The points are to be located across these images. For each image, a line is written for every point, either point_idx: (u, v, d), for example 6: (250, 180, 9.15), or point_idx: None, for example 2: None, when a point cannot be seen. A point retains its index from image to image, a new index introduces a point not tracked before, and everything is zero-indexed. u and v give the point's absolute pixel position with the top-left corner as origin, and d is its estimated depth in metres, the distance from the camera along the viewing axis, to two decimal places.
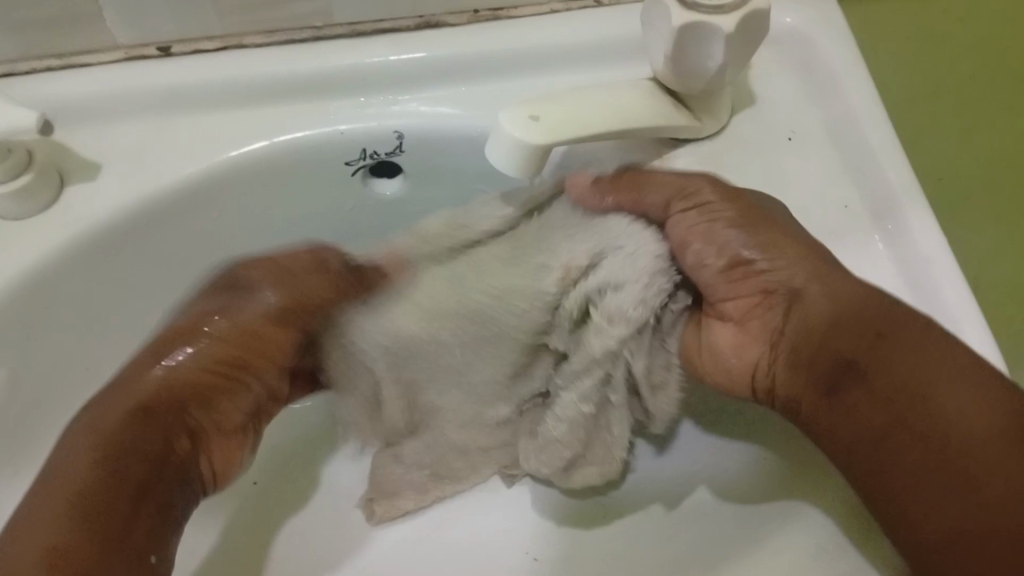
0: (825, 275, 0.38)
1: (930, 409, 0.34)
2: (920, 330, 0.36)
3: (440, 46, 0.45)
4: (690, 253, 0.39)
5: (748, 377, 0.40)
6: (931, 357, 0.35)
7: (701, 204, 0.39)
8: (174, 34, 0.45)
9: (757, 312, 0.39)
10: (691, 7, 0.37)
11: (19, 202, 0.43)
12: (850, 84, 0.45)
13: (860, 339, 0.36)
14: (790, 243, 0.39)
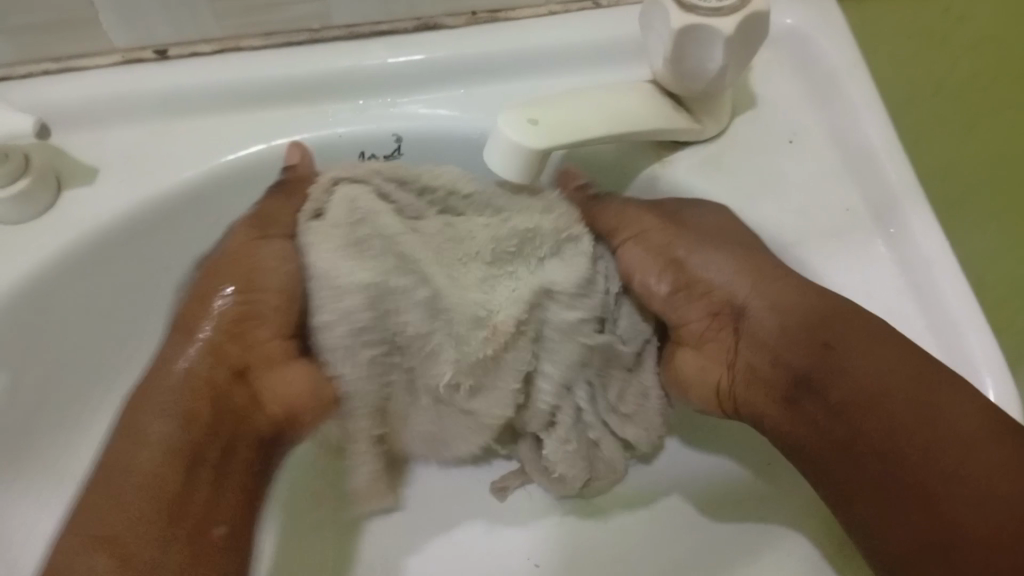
0: (773, 284, 0.40)
1: (888, 418, 0.35)
2: (872, 337, 0.37)
3: (438, 48, 0.45)
4: (634, 276, 0.43)
5: (715, 396, 0.42)
6: (898, 365, 0.36)
7: (643, 231, 0.43)
8: (171, 37, 0.44)
9: (714, 331, 0.42)
10: (690, 9, 0.37)
11: (15, 208, 0.43)
12: (851, 84, 0.44)
13: (806, 351, 0.38)
14: (739, 255, 0.41)
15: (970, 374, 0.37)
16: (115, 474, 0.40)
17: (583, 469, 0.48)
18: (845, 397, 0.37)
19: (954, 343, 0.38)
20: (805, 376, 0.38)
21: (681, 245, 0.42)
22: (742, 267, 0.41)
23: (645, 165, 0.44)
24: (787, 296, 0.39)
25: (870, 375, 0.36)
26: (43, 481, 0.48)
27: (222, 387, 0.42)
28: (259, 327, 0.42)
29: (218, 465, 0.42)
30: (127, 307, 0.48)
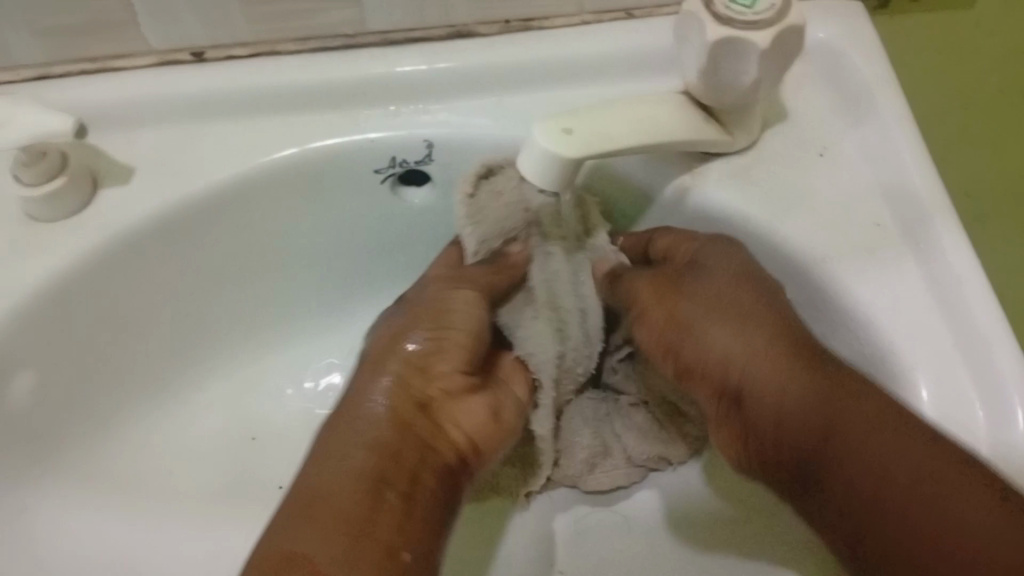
0: (765, 347, 0.39)
1: (874, 483, 0.34)
2: (856, 410, 0.35)
3: (471, 57, 0.46)
4: (653, 355, 0.43)
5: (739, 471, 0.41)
6: (871, 430, 0.34)
7: (647, 308, 0.42)
8: (207, 40, 0.45)
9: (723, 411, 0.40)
10: (726, 22, 0.37)
11: (51, 205, 0.43)
12: (883, 99, 0.44)
13: (799, 420, 0.37)
14: (735, 317, 0.40)
15: (997, 393, 0.37)
16: (317, 496, 0.38)
17: (589, 463, 0.51)
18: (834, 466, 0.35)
19: (984, 362, 0.38)
20: (798, 445, 0.37)
21: (680, 318, 0.41)
22: (730, 342, 0.40)
23: (674, 177, 0.44)
24: (778, 358, 0.38)
25: (853, 432, 0.35)
26: (71, 481, 0.46)
27: (408, 415, 0.41)
28: (441, 360, 0.43)
29: (407, 493, 0.39)
30: (157, 307, 0.48)
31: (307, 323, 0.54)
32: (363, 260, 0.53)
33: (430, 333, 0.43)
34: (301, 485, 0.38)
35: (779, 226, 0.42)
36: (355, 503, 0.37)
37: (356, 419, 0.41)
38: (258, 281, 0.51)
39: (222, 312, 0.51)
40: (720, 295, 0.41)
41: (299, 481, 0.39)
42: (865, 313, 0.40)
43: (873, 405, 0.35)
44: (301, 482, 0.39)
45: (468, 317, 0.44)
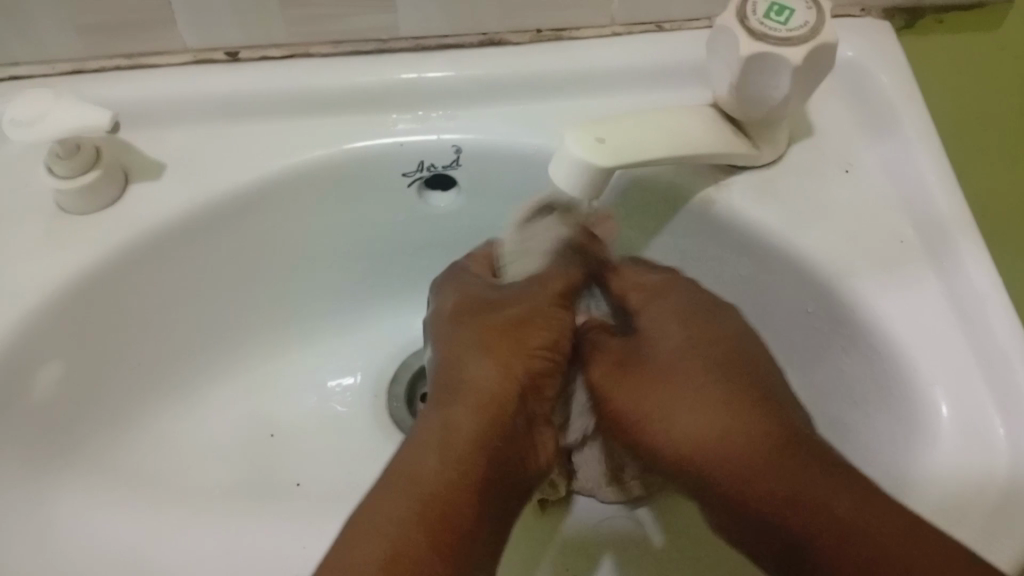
0: (718, 418, 0.39)
1: (810, 538, 0.34)
2: (780, 468, 0.36)
3: (502, 64, 0.46)
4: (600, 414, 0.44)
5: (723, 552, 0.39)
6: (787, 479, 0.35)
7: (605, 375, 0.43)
8: (242, 40, 0.46)
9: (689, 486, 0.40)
10: (759, 38, 0.37)
11: (83, 198, 0.44)
12: (908, 119, 0.45)
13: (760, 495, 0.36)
14: (688, 383, 0.40)
15: (1015, 408, 0.37)
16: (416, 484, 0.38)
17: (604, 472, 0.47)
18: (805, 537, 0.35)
19: (1004, 379, 0.38)
20: (761, 519, 0.36)
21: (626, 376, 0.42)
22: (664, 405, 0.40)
23: (700, 188, 0.45)
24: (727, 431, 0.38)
25: (810, 499, 0.35)
26: (91, 474, 0.46)
27: (519, 421, 0.41)
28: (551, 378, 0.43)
29: (501, 506, 0.40)
30: (181, 303, 0.48)
31: (327, 323, 0.54)
32: (385, 262, 0.53)
33: (538, 346, 0.43)
34: (400, 470, 0.38)
35: (805, 239, 0.43)
36: (465, 513, 0.37)
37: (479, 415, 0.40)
38: (281, 279, 0.51)
39: (244, 311, 0.51)
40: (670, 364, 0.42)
41: (406, 465, 0.38)
42: (885, 326, 0.40)
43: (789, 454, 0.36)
44: (401, 466, 0.38)
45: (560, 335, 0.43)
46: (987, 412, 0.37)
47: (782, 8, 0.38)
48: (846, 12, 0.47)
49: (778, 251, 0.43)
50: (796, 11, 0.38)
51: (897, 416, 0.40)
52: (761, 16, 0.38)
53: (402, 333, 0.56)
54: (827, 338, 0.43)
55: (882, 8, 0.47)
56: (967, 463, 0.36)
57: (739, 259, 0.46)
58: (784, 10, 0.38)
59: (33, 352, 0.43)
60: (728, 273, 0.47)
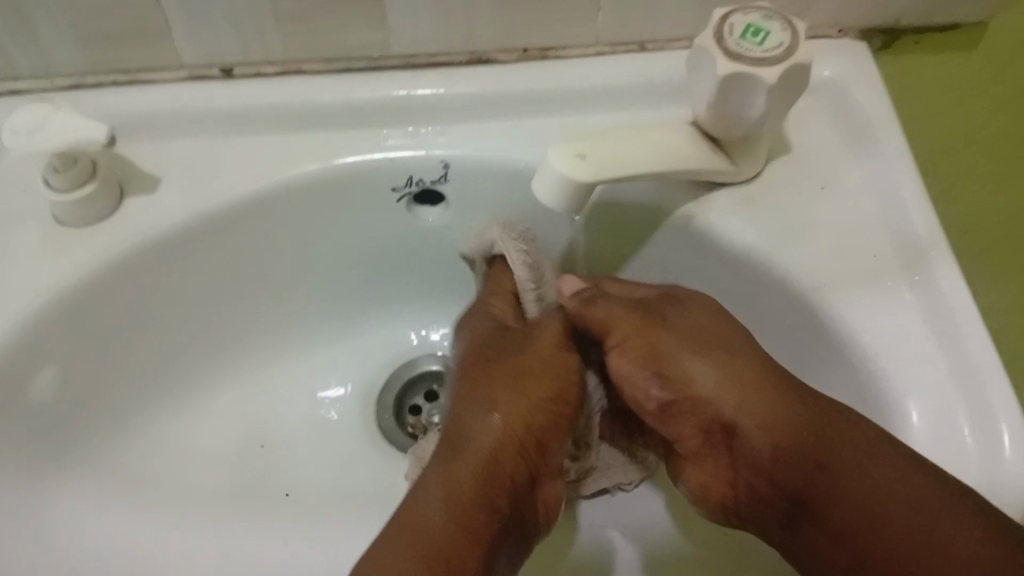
0: (754, 388, 0.39)
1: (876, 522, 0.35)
2: (853, 453, 0.36)
3: (490, 83, 0.48)
4: (626, 389, 0.43)
5: (721, 510, 0.42)
6: (866, 462, 0.36)
7: (627, 339, 0.43)
8: (237, 57, 0.47)
9: (710, 444, 0.41)
10: (735, 58, 0.39)
11: (80, 210, 0.45)
12: (884, 137, 0.46)
13: (802, 460, 0.37)
14: (730, 367, 0.40)
15: (985, 419, 0.38)
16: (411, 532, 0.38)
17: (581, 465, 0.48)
18: (836, 504, 0.36)
19: (975, 391, 0.39)
20: (791, 482, 0.38)
21: (664, 350, 0.42)
22: (718, 380, 0.40)
23: (681, 204, 0.46)
24: (764, 400, 0.39)
25: (849, 465, 0.36)
26: (85, 478, 0.47)
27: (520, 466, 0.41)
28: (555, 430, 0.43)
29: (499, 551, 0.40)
30: (175, 313, 0.49)
31: (318, 335, 0.55)
32: (376, 275, 0.54)
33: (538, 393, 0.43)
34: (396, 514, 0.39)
35: (784, 255, 0.44)
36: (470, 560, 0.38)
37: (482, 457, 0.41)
38: (273, 291, 0.52)
39: (237, 321, 0.52)
40: (699, 334, 0.41)
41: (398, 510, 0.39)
42: (862, 340, 0.41)
43: (853, 441, 0.36)
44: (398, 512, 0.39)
45: (564, 381, 0.44)
46: (962, 424, 0.38)
47: (759, 29, 0.39)
48: (825, 33, 0.49)
49: (757, 265, 0.44)
50: (772, 32, 0.39)
51: None
52: (738, 37, 0.39)
53: (392, 344, 0.57)
54: (807, 352, 0.44)
55: (860, 30, 0.49)
56: None
57: (721, 272, 0.46)
58: (760, 31, 0.39)
59: (29, 359, 0.44)
60: (710, 287, 0.48)
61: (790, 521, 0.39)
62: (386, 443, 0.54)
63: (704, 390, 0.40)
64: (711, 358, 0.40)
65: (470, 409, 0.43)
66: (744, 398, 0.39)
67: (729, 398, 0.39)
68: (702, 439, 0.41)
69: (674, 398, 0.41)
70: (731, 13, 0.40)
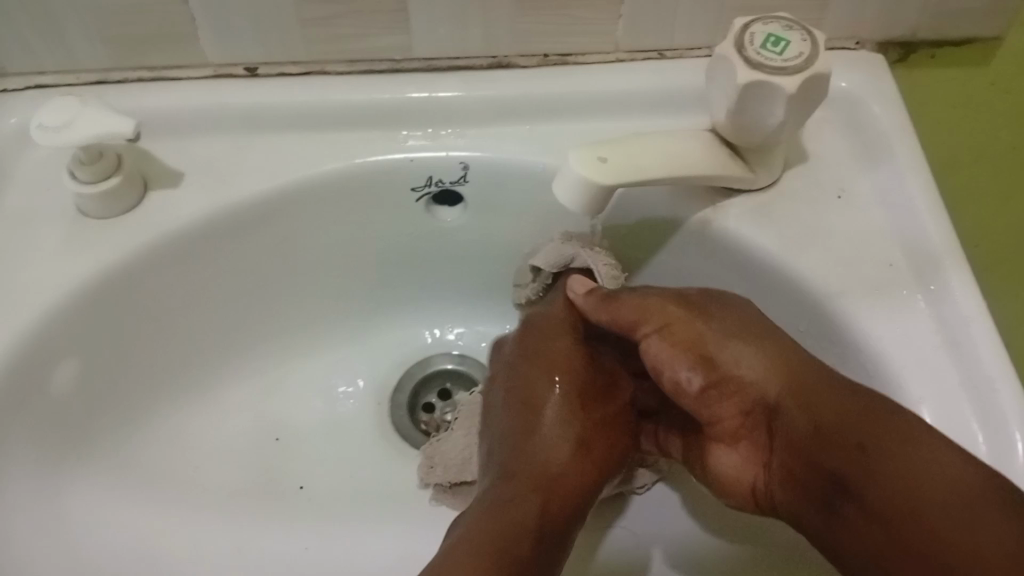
0: (798, 376, 0.39)
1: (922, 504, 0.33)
2: (898, 435, 0.35)
3: (510, 87, 0.48)
4: (663, 376, 0.41)
5: (751, 495, 0.42)
6: (908, 446, 0.35)
7: (668, 322, 0.41)
8: (261, 57, 0.48)
9: (749, 426, 0.41)
10: (755, 66, 0.39)
11: (104, 204, 0.46)
12: (899, 149, 0.47)
13: (847, 445, 0.36)
14: (765, 357, 0.40)
15: (997, 427, 0.39)
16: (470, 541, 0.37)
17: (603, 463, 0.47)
18: (874, 482, 0.35)
19: (987, 399, 0.39)
20: (831, 465, 0.37)
21: (708, 339, 0.40)
22: (765, 367, 0.39)
23: (698, 210, 0.46)
24: (801, 389, 0.39)
25: (891, 445, 0.35)
26: (101, 468, 0.47)
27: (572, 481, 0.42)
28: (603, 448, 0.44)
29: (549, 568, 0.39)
30: (194, 308, 0.50)
31: (333, 332, 0.56)
32: (392, 274, 0.55)
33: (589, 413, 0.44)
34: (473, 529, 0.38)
35: (800, 262, 0.44)
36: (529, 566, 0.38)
37: (547, 466, 0.42)
38: (290, 288, 0.53)
39: (255, 317, 0.53)
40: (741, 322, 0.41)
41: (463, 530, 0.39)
42: (874, 348, 0.42)
43: (893, 425, 0.36)
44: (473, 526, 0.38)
45: (611, 403, 0.45)
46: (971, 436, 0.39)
47: (779, 39, 0.40)
48: (842, 44, 0.49)
49: (773, 272, 0.45)
50: (792, 42, 0.39)
51: None
52: (758, 47, 0.39)
53: (406, 342, 0.58)
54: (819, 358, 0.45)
55: (877, 42, 0.49)
56: None
57: (736, 278, 0.47)
58: (780, 41, 0.40)
59: (51, 350, 0.45)
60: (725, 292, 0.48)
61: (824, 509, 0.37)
62: (399, 441, 0.55)
63: (746, 373, 0.39)
64: (751, 343, 0.40)
65: (523, 418, 0.44)
66: (796, 383, 0.39)
67: (770, 381, 0.39)
68: (741, 422, 0.41)
69: (713, 383, 0.40)
70: (751, 23, 0.41)
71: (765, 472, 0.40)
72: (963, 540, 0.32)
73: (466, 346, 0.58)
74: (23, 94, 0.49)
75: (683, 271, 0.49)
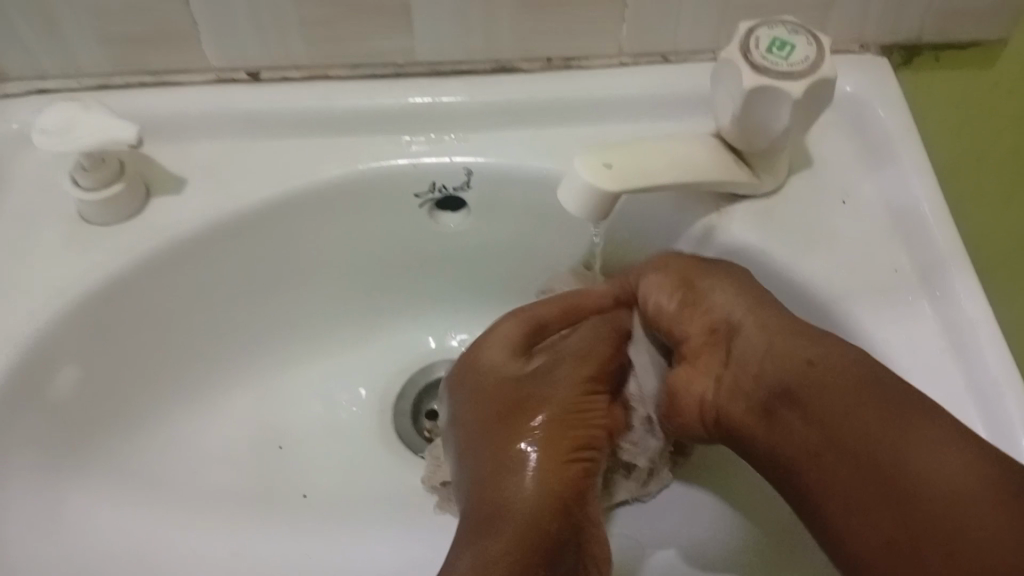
0: (773, 308, 0.40)
1: (887, 463, 0.33)
2: (857, 366, 0.36)
3: (514, 91, 0.48)
4: (648, 300, 0.44)
5: (699, 410, 0.41)
6: (871, 401, 0.35)
7: (669, 261, 0.43)
8: (264, 61, 0.48)
9: (711, 345, 0.41)
10: (760, 71, 0.39)
11: (105, 209, 0.46)
12: (904, 153, 0.47)
13: (807, 355, 0.37)
14: (748, 288, 0.41)
15: (1004, 433, 0.38)
16: None
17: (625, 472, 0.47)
18: (825, 402, 0.36)
19: (993, 404, 0.39)
20: (785, 377, 0.37)
21: (693, 274, 0.42)
22: (738, 292, 0.41)
23: (702, 215, 0.46)
24: (769, 311, 0.40)
25: (841, 381, 0.36)
26: (103, 474, 0.47)
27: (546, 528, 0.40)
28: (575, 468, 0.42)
29: None
30: (196, 313, 0.50)
31: (336, 337, 0.56)
32: (395, 279, 0.54)
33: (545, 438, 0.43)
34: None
35: (805, 267, 0.44)
36: None
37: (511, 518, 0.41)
38: (293, 293, 0.52)
39: (257, 322, 0.52)
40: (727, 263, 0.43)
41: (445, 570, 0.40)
42: (879, 353, 0.41)
43: (868, 365, 0.36)
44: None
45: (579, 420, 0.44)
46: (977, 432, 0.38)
47: (784, 43, 0.39)
48: (846, 48, 0.49)
49: (778, 276, 0.45)
50: (797, 47, 0.39)
51: None
52: (764, 51, 0.39)
53: (409, 348, 0.57)
54: None
55: (882, 45, 0.49)
56: None
57: None
58: (786, 45, 0.39)
59: (53, 356, 0.44)
60: None
61: (773, 415, 0.38)
62: (402, 447, 0.54)
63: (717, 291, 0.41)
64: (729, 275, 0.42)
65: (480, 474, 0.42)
66: (764, 307, 0.40)
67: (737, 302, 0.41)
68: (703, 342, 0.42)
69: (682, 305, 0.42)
70: (756, 27, 0.40)
71: (714, 387, 0.41)
72: (914, 498, 0.32)
73: None
74: (25, 99, 0.49)
75: None
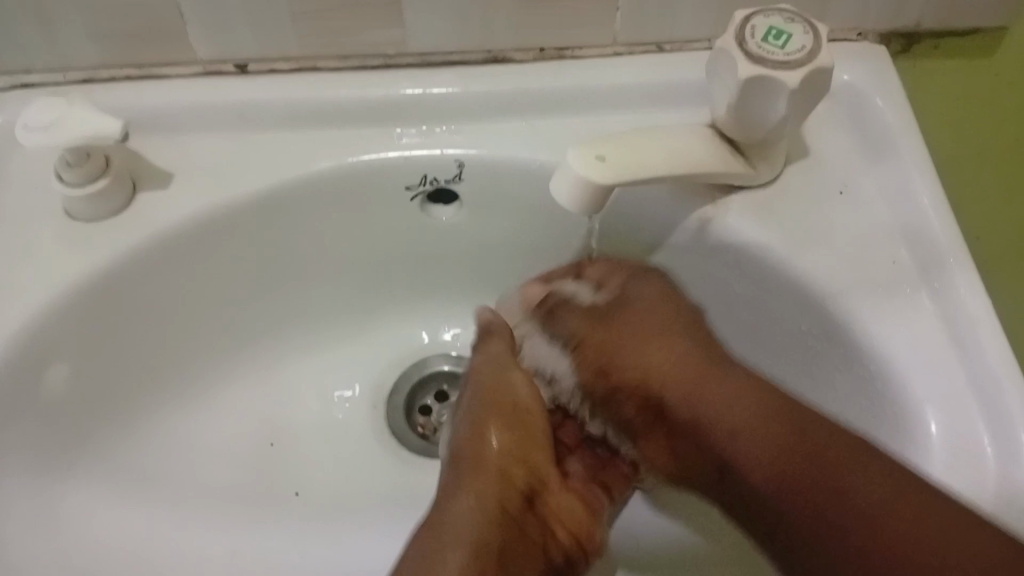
0: (681, 363, 0.42)
1: (821, 499, 0.35)
2: (772, 411, 0.38)
3: (506, 82, 0.47)
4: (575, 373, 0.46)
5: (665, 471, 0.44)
6: (789, 440, 0.37)
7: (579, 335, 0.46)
8: (252, 53, 0.47)
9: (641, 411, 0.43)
10: (757, 61, 0.38)
11: (91, 205, 0.45)
12: (903, 143, 0.46)
13: (737, 376, 0.40)
14: (658, 348, 0.43)
15: (1004, 427, 0.38)
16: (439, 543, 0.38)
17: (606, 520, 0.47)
18: (749, 456, 0.38)
19: (992, 398, 0.38)
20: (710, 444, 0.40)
21: (604, 344, 0.44)
22: (646, 357, 0.43)
23: (698, 208, 0.45)
24: (697, 346, 0.42)
25: (762, 429, 0.38)
26: (96, 474, 0.47)
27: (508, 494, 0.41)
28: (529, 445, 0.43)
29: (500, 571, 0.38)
30: (186, 310, 0.49)
31: (328, 333, 0.55)
32: (387, 274, 0.54)
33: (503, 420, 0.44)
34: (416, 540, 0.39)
35: (801, 260, 0.43)
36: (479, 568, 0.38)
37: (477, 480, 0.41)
38: (284, 289, 0.52)
39: (248, 319, 0.52)
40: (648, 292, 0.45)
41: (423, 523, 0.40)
42: (877, 347, 0.41)
43: (782, 404, 0.38)
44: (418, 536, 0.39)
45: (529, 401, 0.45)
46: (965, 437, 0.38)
47: (781, 32, 0.39)
48: (844, 36, 0.48)
49: (775, 270, 0.44)
50: (794, 36, 0.39)
51: (889, 435, 0.40)
52: (760, 40, 0.39)
53: (402, 343, 0.57)
54: (820, 357, 0.44)
55: (880, 33, 0.48)
56: (959, 481, 0.37)
57: (735, 275, 0.46)
58: (782, 35, 0.39)
59: (42, 355, 0.44)
60: (726, 290, 0.47)
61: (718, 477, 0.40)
62: (396, 442, 0.54)
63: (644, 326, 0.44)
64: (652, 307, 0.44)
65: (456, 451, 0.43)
66: (670, 366, 0.42)
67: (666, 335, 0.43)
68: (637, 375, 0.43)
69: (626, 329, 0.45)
70: (752, 16, 0.40)
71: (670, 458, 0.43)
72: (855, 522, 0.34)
73: (463, 346, 0.57)
74: (8, 93, 0.48)
75: (682, 271, 0.48)
